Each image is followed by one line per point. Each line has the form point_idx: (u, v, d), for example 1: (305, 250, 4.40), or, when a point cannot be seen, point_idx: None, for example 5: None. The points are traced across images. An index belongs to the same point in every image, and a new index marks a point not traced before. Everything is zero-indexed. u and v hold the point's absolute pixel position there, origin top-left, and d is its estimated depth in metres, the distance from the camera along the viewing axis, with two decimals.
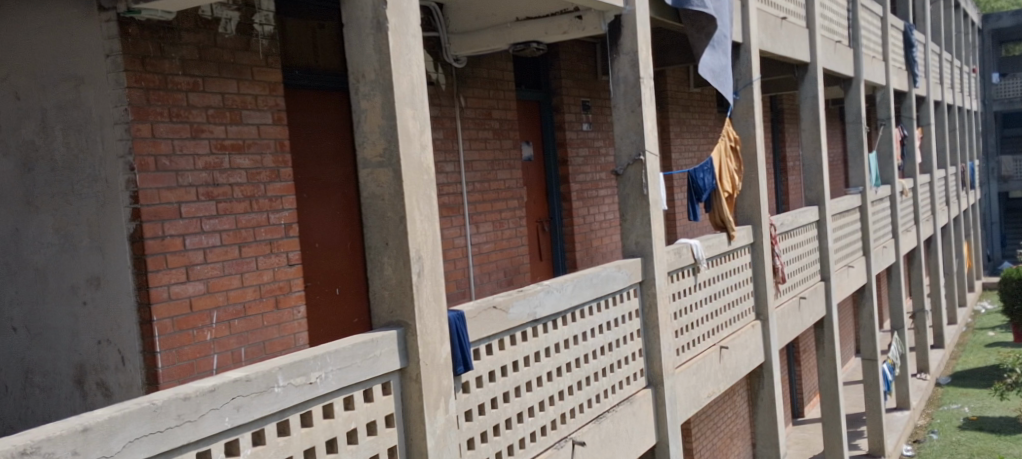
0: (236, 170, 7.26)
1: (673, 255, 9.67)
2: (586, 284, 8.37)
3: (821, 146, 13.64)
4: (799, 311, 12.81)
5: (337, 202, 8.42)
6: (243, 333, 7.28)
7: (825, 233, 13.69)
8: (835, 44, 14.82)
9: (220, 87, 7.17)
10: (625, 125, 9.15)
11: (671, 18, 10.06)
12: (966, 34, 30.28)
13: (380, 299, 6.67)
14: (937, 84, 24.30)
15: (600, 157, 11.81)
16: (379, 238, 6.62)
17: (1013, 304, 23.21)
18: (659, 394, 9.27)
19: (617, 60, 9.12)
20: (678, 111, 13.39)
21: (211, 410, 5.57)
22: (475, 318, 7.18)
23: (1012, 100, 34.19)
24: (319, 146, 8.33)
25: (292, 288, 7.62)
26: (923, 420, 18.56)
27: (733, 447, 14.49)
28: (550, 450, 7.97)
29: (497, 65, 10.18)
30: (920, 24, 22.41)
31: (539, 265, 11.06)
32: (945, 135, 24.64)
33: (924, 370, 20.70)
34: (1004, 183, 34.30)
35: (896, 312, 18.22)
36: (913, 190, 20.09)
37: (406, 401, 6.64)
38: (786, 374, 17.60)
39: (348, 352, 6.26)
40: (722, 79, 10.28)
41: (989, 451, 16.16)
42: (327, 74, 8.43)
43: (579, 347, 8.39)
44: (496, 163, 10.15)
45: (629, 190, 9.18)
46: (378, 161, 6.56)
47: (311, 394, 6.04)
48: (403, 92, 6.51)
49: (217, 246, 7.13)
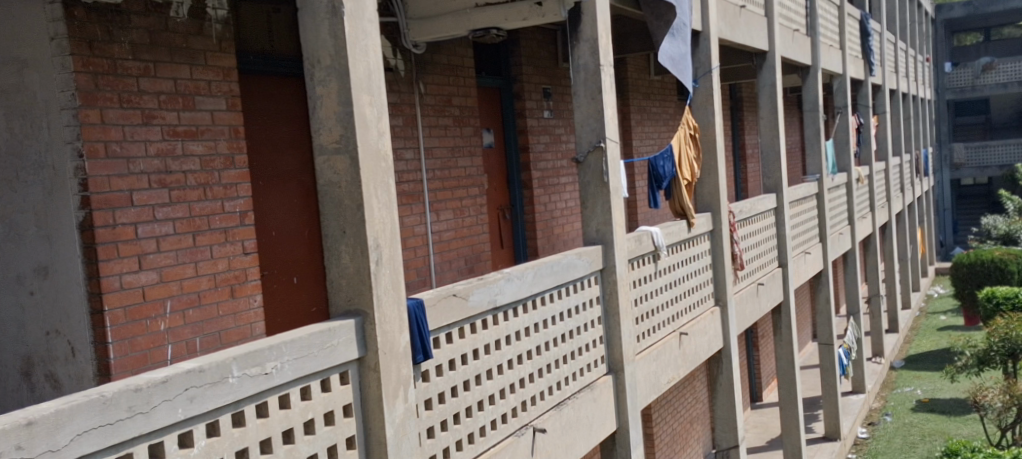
0: (190, 156, 7.13)
1: (633, 242, 9.64)
2: (547, 271, 8.32)
3: (779, 134, 13.67)
4: (756, 296, 12.83)
5: (294, 190, 8.32)
6: (198, 323, 7.16)
7: (783, 220, 13.71)
8: (793, 33, 14.84)
9: (172, 72, 7.04)
10: (585, 112, 9.08)
11: (631, 5, 10.02)
12: (920, 22, 30.50)
13: (338, 287, 6.57)
14: (892, 73, 24.45)
15: (561, 144, 11.77)
16: (336, 226, 6.52)
17: (964, 289, 23.46)
18: (620, 381, 9.24)
19: (577, 47, 9.05)
20: (639, 99, 13.37)
21: (163, 402, 5.46)
22: (434, 305, 7.11)
23: (964, 88, 34.43)
24: (276, 133, 8.21)
25: (248, 278, 7.51)
26: (878, 403, 18.71)
27: (692, 432, 14.52)
28: (511, 438, 7.92)
29: (457, 51, 10.09)
30: (876, 13, 22.52)
31: (500, 252, 11.00)
32: (900, 123, 24.80)
33: (878, 354, 20.85)
34: (956, 170, 34.62)
35: (852, 298, 18.34)
36: (869, 177, 20.23)
37: (364, 391, 6.55)
38: (744, 359, 17.65)
39: (306, 342, 6.16)
40: (682, 67, 10.24)
41: (939, 432, 16.35)
42: (282, 59, 8.29)
43: (540, 334, 8.34)
44: (456, 150, 10.08)
45: (590, 177, 9.13)
46: (335, 147, 6.45)
47: (266, 384, 5.94)
48: (360, 79, 6.43)
49: (171, 235, 7.00)
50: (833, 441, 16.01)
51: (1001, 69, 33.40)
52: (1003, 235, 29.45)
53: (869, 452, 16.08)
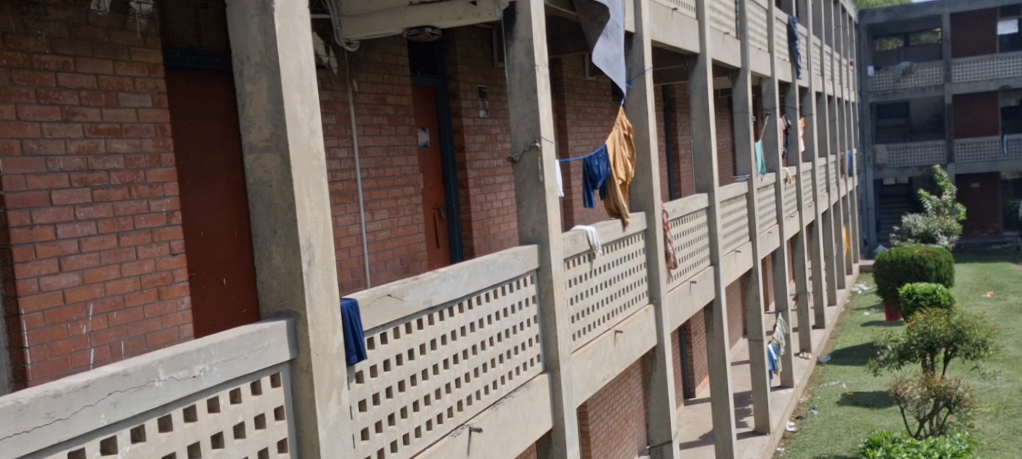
0: (113, 155, 6.96)
1: (569, 242, 9.60)
2: (482, 271, 8.25)
3: (711, 134, 13.67)
4: (689, 294, 12.85)
5: (223, 189, 8.15)
6: (123, 326, 6.98)
7: (714, 219, 13.74)
8: (723, 36, 14.91)
9: (94, 68, 6.86)
10: (520, 112, 9.00)
11: (564, 5, 9.98)
12: (844, 27, 30.87)
13: (269, 288, 6.44)
14: (819, 77, 24.75)
15: (497, 143, 11.71)
16: (267, 226, 6.39)
17: (886, 285, 23.77)
18: (556, 379, 9.19)
19: (511, 47, 8.96)
20: (574, 99, 13.36)
21: (84, 407, 5.33)
22: (369, 306, 7.01)
23: (885, 92, 34.91)
24: (203, 131, 8.04)
25: (176, 279, 7.34)
26: (805, 397, 18.86)
27: (627, 428, 14.54)
28: (447, 438, 7.83)
29: (391, 49, 9.98)
30: (802, 17, 22.75)
31: (436, 252, 10.90)
32: (825, 125, 25.08)
33: (806, 349, 21.04)
34: (879, 171, 35.14)
35: (780, 295, 18.46)
36: (797, 177, 20.41)
37: (297, 393, 6.42)
38: (678, 356, 17.72)
39: (235, 344, 6.02)
40: (615, 68, 10.20)
41: (863, 425, 16.59)
42: (210, 56, 8.13)
43: (475, 334, 8.27)
44: (391, 149, 9.97)
45: (525, 177, 9.07)
46: (265, 145, 6.33)
47: (194, 388, 5.80)
48: (291, 75, 6.31)
49: (94, 235, 6.83)
50: (763, 434, 16.09)
51: (921, 73, 34.00)
52: (923, 233, 29.88)
53: (797, 445, 16.20)
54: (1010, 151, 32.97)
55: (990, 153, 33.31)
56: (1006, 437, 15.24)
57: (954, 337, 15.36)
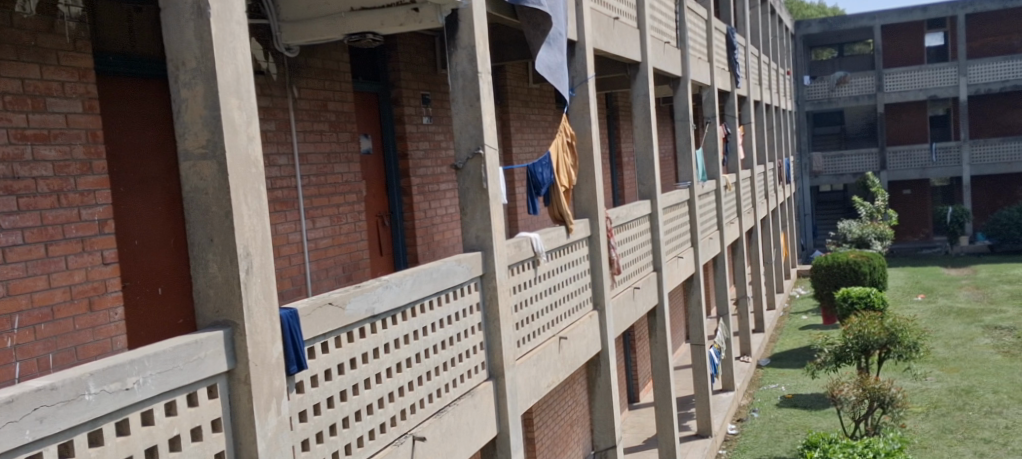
0: (41, 161, 6.78)
1: (513, 248, 9.52)
2: (425, 278, 8.15)
3: (653, 141, 13.66)
4: (632, 300, 12.84)
5: (159, 197, 7.97)
6: (51, 338, 6.78)
7: (657, 225, 13.71)
8: (664, 45, 14.91)
9: (19, 72, 6.69)
10: (464, 119, 8.90)
11: (508, 13, 9.90)
12: (781, 36, 31.09)
13: (205, 298, 6.28)
14: (757, 85, 24.92)
15: (440, 150, 11.61)
16: (203, 234, 6.24)
17: (823, 289, 23.96)
18: (501, 386, 9.09)
19: (454, 54, 8.87)
20: (518, 107, 13.30)
21: (8, 423, 5.18)
22: (309, 315, 6.88)
23: (821, 100, 35.00)
24: (138, 138, 7.86)
25: (108, 289, 7.15)
26: (746, 400, 18.93)
27: (572, 434, 14.48)
28: (389, 448, 7.71)
29: (332, 55, 9.84)
30: (740, 27, 22.88)
31: (379, 259, 10.76)
32: (763, 133, 25.26)
33: (746, 353, 21.15)
34: (816, 178, 35.33)
35: (721, 301, 18.49)
36: (737, 184, 20.49)
37: (234, 404, 6.26)
38: (621, 361, 17.71)
39: (170, 355, 5.86)
40: (559, 76, 10.13)
41: (801, 426, 16.72)
42: (145, 60, 7.95)
43: (419, 342, 8.16)
44: (333, 156, 9.85)
45: (469, 184, 8.96)
46: (200, 152, 6.18)
47: (127, 401, 5.64)
48: (227, 81, 6.17)
49: (19, 245, 6.64)
50: (705, 437, 16.11)
51: (855, 83, 34.22)
52: (857, 239, 30.12)
53: (738, 447, 16.26)
54: (939, 159, 33.51)
55: (921, 160, 33.77)
56: (936, 436, 15.38)
57: (887, 340, 15.47)
